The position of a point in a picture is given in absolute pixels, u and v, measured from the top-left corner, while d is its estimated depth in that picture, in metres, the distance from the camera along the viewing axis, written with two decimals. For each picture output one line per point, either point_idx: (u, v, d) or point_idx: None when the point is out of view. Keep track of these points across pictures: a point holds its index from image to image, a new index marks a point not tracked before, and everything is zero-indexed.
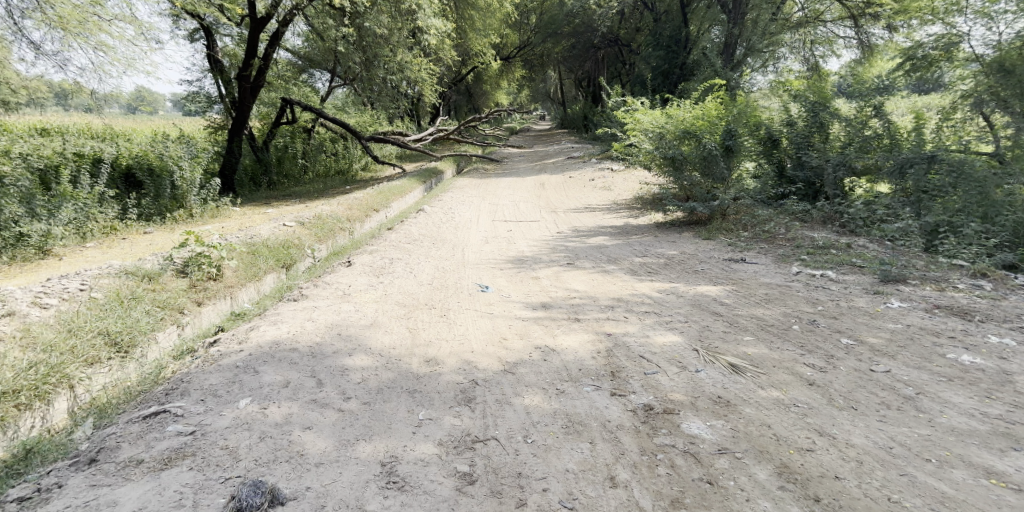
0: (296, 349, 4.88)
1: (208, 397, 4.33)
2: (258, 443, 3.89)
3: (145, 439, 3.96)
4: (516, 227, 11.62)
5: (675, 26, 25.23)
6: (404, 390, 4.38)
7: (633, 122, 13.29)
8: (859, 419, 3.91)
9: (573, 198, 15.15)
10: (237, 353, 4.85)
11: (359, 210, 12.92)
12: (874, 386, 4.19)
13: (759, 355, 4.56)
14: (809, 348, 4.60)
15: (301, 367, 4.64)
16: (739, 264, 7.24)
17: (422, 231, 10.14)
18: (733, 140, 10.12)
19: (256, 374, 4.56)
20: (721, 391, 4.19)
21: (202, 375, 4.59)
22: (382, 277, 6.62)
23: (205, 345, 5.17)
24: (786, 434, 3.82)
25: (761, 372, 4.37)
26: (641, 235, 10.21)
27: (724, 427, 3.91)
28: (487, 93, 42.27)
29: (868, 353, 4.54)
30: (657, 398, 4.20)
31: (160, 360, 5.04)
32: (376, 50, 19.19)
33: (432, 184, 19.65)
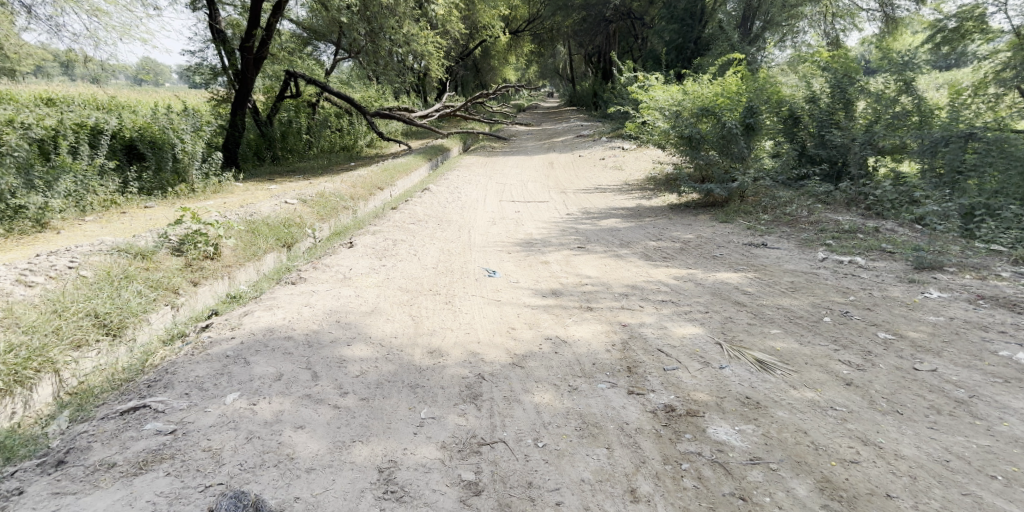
0: (292, 338, 4.64)
1: (193, 391, 4.09)
2: (243, 445, 3.66)
3: (120, 438, 3.73)
4: (524, 207, 11.36)
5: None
6: (405, 385, 4.13)
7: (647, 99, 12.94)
8: (905, 427, 3.63)
9: (582, 178, 14.83)
10: (228, 341, 4.60)
11: (362, 188, 12.66)
12: (920, 388, 3.91)
13: (788, 351, 4.28)
14: (844, 343, 4.32)
15: (296, 357, 4.40)
16: (760, 249, 6.96)
17: (426, 210, 9.88)
18: (754, 118, 9.77)
19: (246, 365, 4.32)
20: (749, 392, 3.92)
21: (188, 365, 4.34)
22: (386, 260, 6.37)
23: (196, 330, 4.93)
24: (825, 443, 3.55)
25: (792, 371, 4.09)
26: (655, 217, 9.92)
27: (755, 433, 3.64)
28: (494, 68, 41.71)
29: (909, 349, 4.25)
30: (680, 397, 3.93)
31: (150, 345, 4.81)
32: (382, 21, 19.14)
33: (438, 161, 19.33)
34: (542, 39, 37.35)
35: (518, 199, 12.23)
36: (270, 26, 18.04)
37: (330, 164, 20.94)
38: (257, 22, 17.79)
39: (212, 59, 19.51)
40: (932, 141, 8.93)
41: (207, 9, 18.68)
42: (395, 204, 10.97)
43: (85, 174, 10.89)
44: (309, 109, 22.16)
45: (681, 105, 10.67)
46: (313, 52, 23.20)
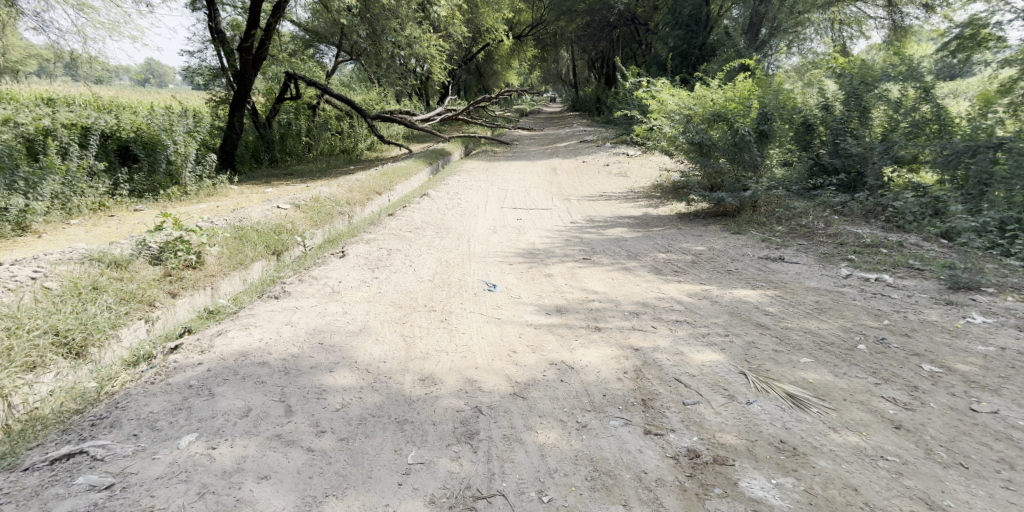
0: (267, 364, 4.25)
1: (144, 431, 3.70)
2: (195, 502, 3.25)
3: (42, 498, 3.32)
4: (526, 215, 10.98)
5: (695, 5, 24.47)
6: (392, 420, 3.74)
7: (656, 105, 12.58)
8: (966, 483, 3.24)
9: (586, 185, 14.45)
10: (194, 368, 4.21)
11: (359, 193, 12.29)
12: (983, 435, 3.50)
13: (823, 384, 3.88)
14: (885, 377, 3.92)
15: (269, 388, 4.01)
16: (778, 264, 6.56)
17: (424, 217, 9.50)
18: (768, 125, 9.41)
19: (210, 398, 3.92)
20: (785, 436, 3.52)
21: (142, 400, 3.94)
22: (377, 271, 5.98)
23: (165, 351, 4.51)
24: (881, 505, 3.14)
25: (830, 409, 3.69)
26: (663, 227, 9.53)
27: (796, 488, 3.23)
28: (497, 72, 41.41)
29: (962, 385, 3.85)
30: (704, 440, 3.54)
31: (113, 367, 4.42)
32: (383, 23, 18.82)
33: (438, 165, 18.97)
34: (545, 44, 37.01)
35: (520, 206, 11.85)
36: (270, 26, 17.79)
37: (329, 167, 20.59)
38: (257, 21, 17.54)
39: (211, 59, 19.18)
40: (957, 150, 8.70)
41: (206, 9, 18.39)
42: (392, 210, 10.59)
43: (74, 176, 10.48)
44: (309, 111, 21.84)
45: (692, 112, 10.29)
46: (314, 54, 22.87)
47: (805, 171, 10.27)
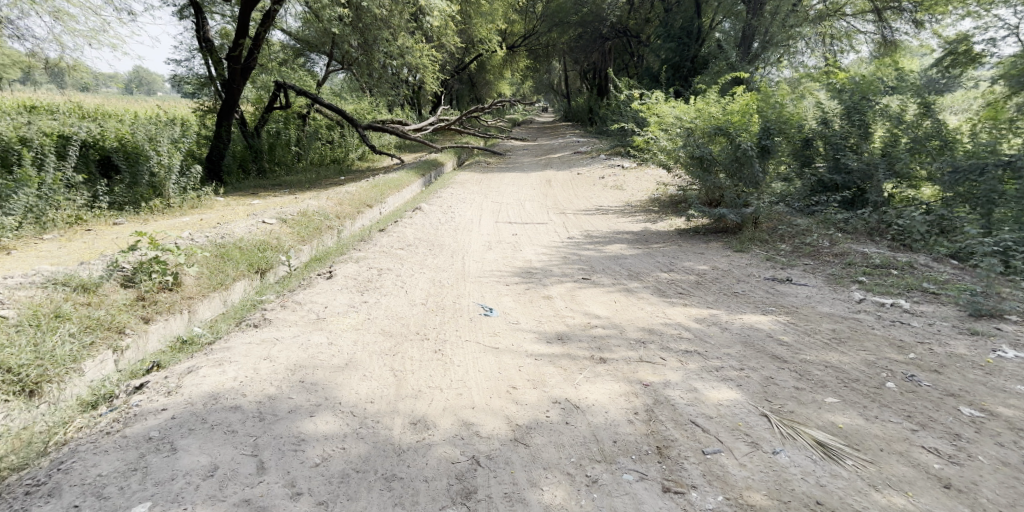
0: (239, 409, 3.99)
1: (88, 499, 3.41)
2: None
3: None
4: (522, 230, 10.70)
5: (688, 18, 24.45)
6: (378, 477, 3.54)
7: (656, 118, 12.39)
8: None
9: (582, 198, 14.20)
10: (156, 416, 3.94)
11: (349, 206, 11.96)
12: None
13: (854, 429, 3.71)
14: (920, 422, 3.75)
15: (239, 440, 3.76)
16: (786, 285, 6.32)
17: (416, 232, 9.19)
18: (770, 140, 9.15)
19: (170, 454, 3.66)
20: (822, 495, 3.35)
21: (93, 456, 3.67)
22: (365, 293, 5.67)
23: (127, 391, 4.29)
24: None
25: (866, 461, 3.52)
26: (663, 243, 9.30)
27: None
28: (489, 82, 41.25)
29: (1006, 431, 3.67)
30: (730, 499, 3.36)
31: (66, 409, 4.14)
32: (375, 33, 18.58)
33: (431, 177, 18.68)
34: (537, 55, 36.92)
35: (514, 220, 11.58)
36: (259, 35, 17.51)
37: (319, 177, 20.26)
38: (246, 29, 17.28)
39: (199, 67, 18.85)
40: (965, 168, 8.32)
41: (194, 17, 18.09)
42: (383, 224, 10.26)
43: (49, 188, 10.10)
44: (299, 121, 21.55)
45: (692, 125, 10.06)
46: (305, 63, 22.59)
47: (807, 187, 10.05)
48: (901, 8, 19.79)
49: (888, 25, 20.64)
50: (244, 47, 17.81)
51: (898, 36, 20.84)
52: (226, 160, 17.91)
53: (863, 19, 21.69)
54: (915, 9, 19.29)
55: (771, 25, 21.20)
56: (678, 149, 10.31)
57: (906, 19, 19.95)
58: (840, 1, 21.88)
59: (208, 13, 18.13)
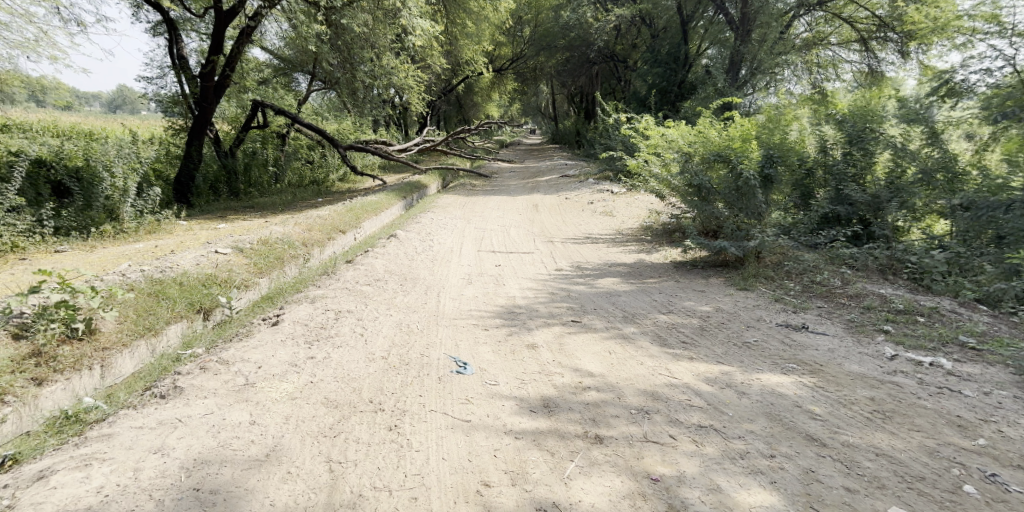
0: None
1: None
2: None
3: None
4: (505, 259, 9.96)
5: (675, 44, 24.29)
6: None
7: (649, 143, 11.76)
8: None
9: (571, 224, 13.46)
10: None
11: (320, 232, 11.19)
12: None
13: None
14: None
15: None
16: (802, 334, 5.56)
17: (388, 263, 8.37)
18: (773, 168, 8.48)
19: None
20: None
21: None
22: (314, 344, 5.09)
23: None
24: None
25: None
26: (659, 277, 8.60)
27: None
28: (476, 104, 40.71)
29: None
30: None
31: None
32: (356, 51, 17.96)
33: (412, 199, 17.91)
34: (524, 77, 36.41)
35: (498, 248, 10.83)
36: (234, 52, 16.92)
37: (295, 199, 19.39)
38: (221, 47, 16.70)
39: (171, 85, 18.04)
40: (988, 206, 7.72)
41: (168, 34, 17.48)
42: (352, 254, 9.49)
43: None
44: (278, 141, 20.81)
45: (689, 151, 9.37)
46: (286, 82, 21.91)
47: (815, 220, 9.14)
48: (887, 39, 20.51)
49: (874, 55, 21.35)
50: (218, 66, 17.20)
51: (884, 67, 21.38)
52: (196, 181, 17.14)
53: (849, 49, 22.22)
54: (901, 39, 19.99)
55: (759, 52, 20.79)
56: (675, 177, 9.60)
57: (891, 49, 20.70)
58: (825, 31, 22.30)
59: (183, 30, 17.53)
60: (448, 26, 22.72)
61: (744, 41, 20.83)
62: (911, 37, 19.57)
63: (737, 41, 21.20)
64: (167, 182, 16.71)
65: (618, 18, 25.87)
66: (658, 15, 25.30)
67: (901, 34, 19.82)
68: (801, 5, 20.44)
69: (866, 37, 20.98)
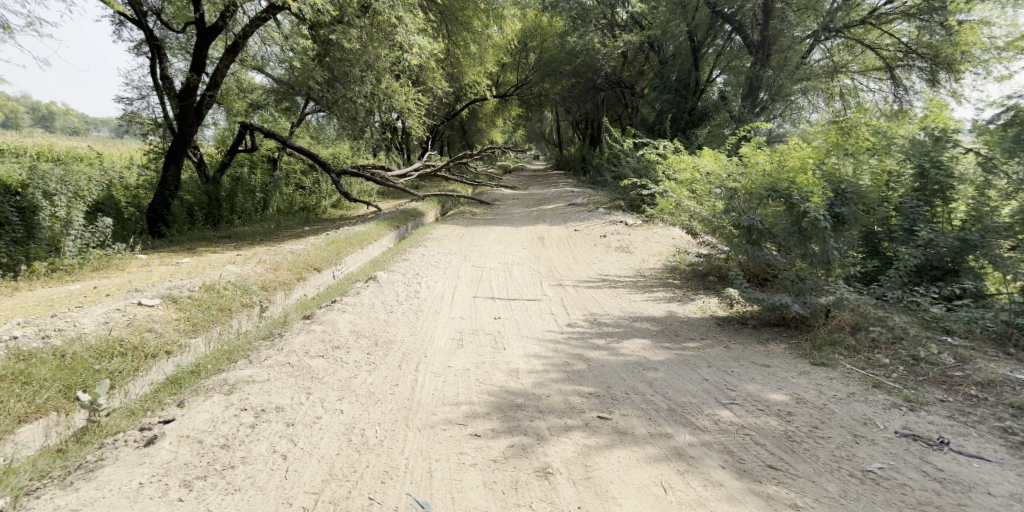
0: None
1: None
2: None
3: None
4: (506, 308, 8.31)
5: (685, 70, 22.88)
6: None
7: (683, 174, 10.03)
8: None
9: (582, 262, 11.76)
10: None
11: (286, 272, 9.49)
12: None
13: None
14: None
15: None
16: (948, 458, 4.13)
17: (357, 319, 6.63)
18: (846, 207, 6.74)
19: None
20: None
21: None
22: (192, 492, 3.98)
23: None
24: None
25: None
26: (700, 336, 6.93)
27: None
28: (481, 129, 39.25)
29: None
30: None
31: None
32: (347, 70, 16.42)
33: (407, 229, 16.23)
34: (529, 104, 34.90)
35: (499, 293, 9.18)
36: (216, 74, 15.56)
37: (280, 227, 17.69)
38: (203, 71, 15.39)
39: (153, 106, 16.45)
40: None
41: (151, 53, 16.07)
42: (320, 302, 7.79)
43: None
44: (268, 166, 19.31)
45: (737, 184, 7.62)
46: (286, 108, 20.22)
47: (905, 272, 7.27)
48: (913, 66, 19.11)
49: (899, 84, 19.87)
50: (200, 89, 15.87)
51: (910, 97, 19.84)
52: (172, 208, 15.53)
53: (870, 78, 20.78)
54: (929, 67, 18.54)
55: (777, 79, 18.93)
56: (716, 214, 7.88)
57: (917, 77, 19.27)
58: (845, 58, 20.88)
59: (170, 51, 16.19)
60: (448, 48, 21.31)
61: (763, 65, 19.26)
62: (939, 65, 18.15)
63: (754, 64, 19.62)
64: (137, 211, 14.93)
65: (625, 44, 24.54)
66: (665, 42, 23.94)
67: (929, 62, 18.39)
68: (821, 31, 19.02)
69: (889, 65, 19.59)
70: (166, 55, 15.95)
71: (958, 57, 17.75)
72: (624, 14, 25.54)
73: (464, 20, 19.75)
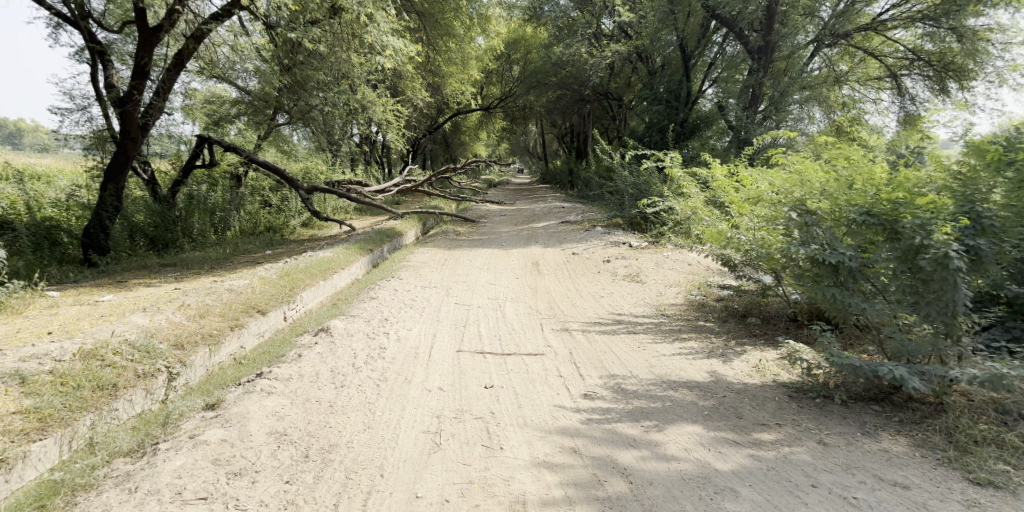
0: None
1: None
2: None
3: None
4: (498, 364, 6.39)
5: (675, 80, 21.08)
6: None
7: (734, 197, 8.15)
8: None
9: (587, 294, 9.86)
10: None
11: (215, 321, 7.37)
12: None
13: None
14: None
15: None
16: None
17: (285, 407, 4.86)
18: (979, 240, 4.84)
19: None
20: None
21: None
22: None
23: None
24: None
25: None
26: (773, 411, 5.11)
27: None
28: (463, 142, 37.38)
29: None
30: None
31: None
32: (308, 72, 14.08)
33: (382, 252, 14.25)
34: (514, 117, 32.86)
35: (490, 340, 7.29)
36: (164, 79, 13.12)
37: (233, 252, 14.99)
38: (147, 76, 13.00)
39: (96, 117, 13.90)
40: None
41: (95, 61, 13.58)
42: (244, 372, 5.77)
43: None
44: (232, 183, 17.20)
45: (816, 206, 5.75)
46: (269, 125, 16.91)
47: None
48: (919, 75, 17.47)
49: (902, 94, 18.18)
50: (147, 95, 13.39)
51: (917, 108, 18.14)
52: (111, 232, 13.08)
53: (871, 87, 19.00)
54: (937, 75, 16.89)
55: (781, 86, 16.91)
56: (786, 244, 5.98)
57: (921, 86, 17.68)
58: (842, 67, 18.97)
59: (116, 58, 13.78)
60: (426, 54, 19.32)
61: (765, 73, 17.17)
62: (947, 73, 16.50)
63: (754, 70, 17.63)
64: (73, 237, 12.83)
65: (614, 55, 22.60)
66: (653, 53, 22.03)
67: (937, 70, 16.75)
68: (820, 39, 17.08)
69: (893, 73, 17.92)
70: (111, 60, 13.42)
71: (968, 66, 16.09)
72: (611, 24, 23.68)
73: (445, 23, 17.67)
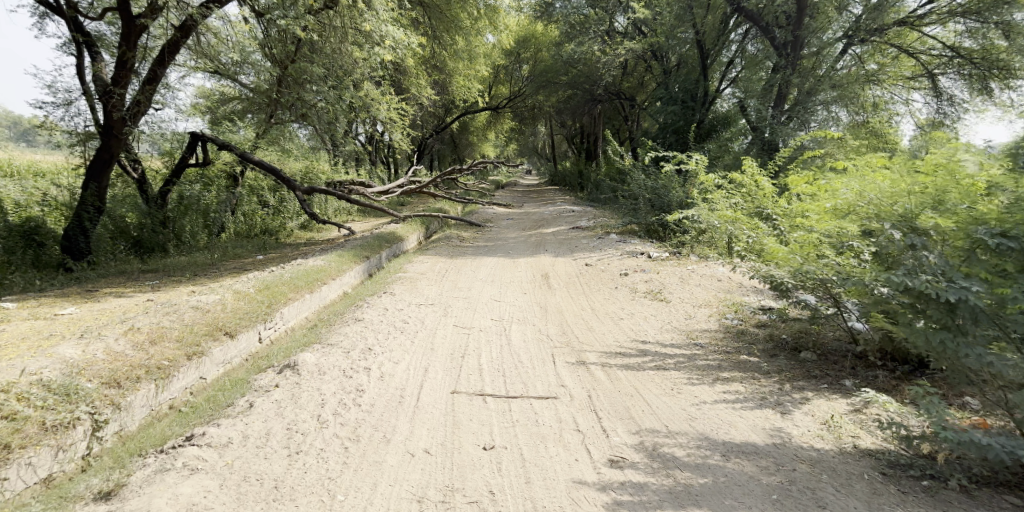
0: None
1: None
2: None
3: None
4: (505, 411, 5.09)
5: (692, 80, 19.69)
6: None
7: (796, 209, 6.90)
8: None
9: (605, 315, 8.61)
10: None
11: (169, 349, 5.89)
12: None
13: None
14: None
15: None
16: None
17: (206, 499, 4.10)
18: None
19: None
20: None
21: None
22: None
23: None
24: None
25: None
26: (866, 494, 4.12)
27: None
28: (471, 142, 36.13)
29: None
30: None
31: None
32: (301, 67, 12.90)
33: (381, 259, 13.00)
34: (523, 117, 31.56)
35: (493, 375, 6.09)
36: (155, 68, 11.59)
37: (221, 255, 13.71)
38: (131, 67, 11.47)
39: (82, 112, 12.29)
40: None
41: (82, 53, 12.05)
42: (177, 432, 5.02)
43: None
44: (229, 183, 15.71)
45: (931, 222, 4.72)
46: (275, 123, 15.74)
47: None
48: (952, 70, 15.79)
49: (939, 95, 16.67)
50: (133, 87, 11.89)
51: (952, 112, 16.64)
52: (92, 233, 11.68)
53: (905, 87, 17.43)
54: (977, 73, 15.25)
55: (811, 84, 15.47)
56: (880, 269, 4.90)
57: (958, 86, 16.14)
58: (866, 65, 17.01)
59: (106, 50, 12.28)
60: (430, 47, 18.00)
61: (795, 71, 15.73)
62: (991, 71, 14.87)
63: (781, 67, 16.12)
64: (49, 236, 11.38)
65: (629, 53, 21.22)
66: (669, 51, 20.60)
67: (979, 68, 15.08)
68: (851, 35, 15.52)
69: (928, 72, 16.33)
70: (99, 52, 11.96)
71: (1015, 63, 14.46)
72: (625, 21, 22.29)
73: (450, 15, 16.34)
